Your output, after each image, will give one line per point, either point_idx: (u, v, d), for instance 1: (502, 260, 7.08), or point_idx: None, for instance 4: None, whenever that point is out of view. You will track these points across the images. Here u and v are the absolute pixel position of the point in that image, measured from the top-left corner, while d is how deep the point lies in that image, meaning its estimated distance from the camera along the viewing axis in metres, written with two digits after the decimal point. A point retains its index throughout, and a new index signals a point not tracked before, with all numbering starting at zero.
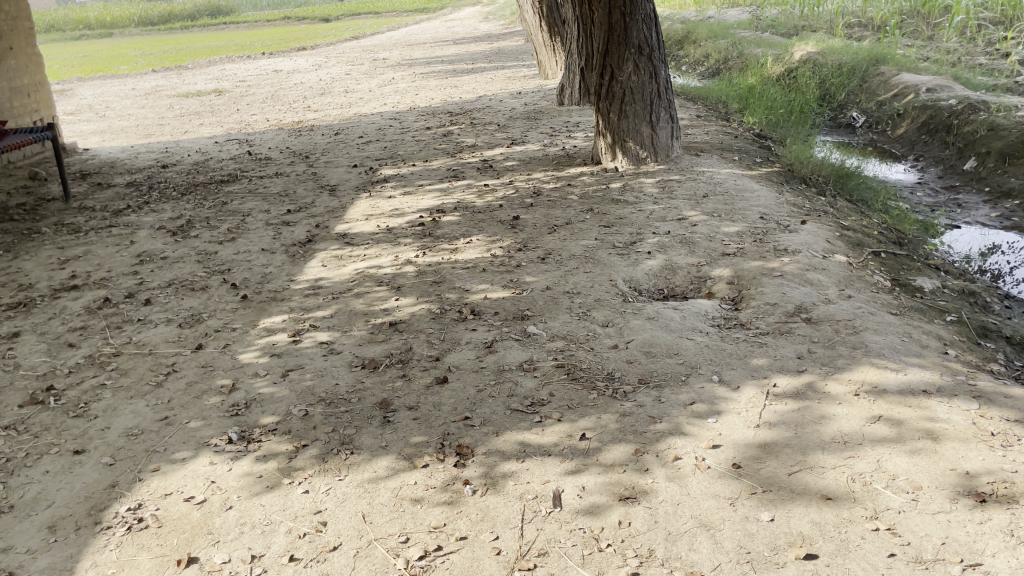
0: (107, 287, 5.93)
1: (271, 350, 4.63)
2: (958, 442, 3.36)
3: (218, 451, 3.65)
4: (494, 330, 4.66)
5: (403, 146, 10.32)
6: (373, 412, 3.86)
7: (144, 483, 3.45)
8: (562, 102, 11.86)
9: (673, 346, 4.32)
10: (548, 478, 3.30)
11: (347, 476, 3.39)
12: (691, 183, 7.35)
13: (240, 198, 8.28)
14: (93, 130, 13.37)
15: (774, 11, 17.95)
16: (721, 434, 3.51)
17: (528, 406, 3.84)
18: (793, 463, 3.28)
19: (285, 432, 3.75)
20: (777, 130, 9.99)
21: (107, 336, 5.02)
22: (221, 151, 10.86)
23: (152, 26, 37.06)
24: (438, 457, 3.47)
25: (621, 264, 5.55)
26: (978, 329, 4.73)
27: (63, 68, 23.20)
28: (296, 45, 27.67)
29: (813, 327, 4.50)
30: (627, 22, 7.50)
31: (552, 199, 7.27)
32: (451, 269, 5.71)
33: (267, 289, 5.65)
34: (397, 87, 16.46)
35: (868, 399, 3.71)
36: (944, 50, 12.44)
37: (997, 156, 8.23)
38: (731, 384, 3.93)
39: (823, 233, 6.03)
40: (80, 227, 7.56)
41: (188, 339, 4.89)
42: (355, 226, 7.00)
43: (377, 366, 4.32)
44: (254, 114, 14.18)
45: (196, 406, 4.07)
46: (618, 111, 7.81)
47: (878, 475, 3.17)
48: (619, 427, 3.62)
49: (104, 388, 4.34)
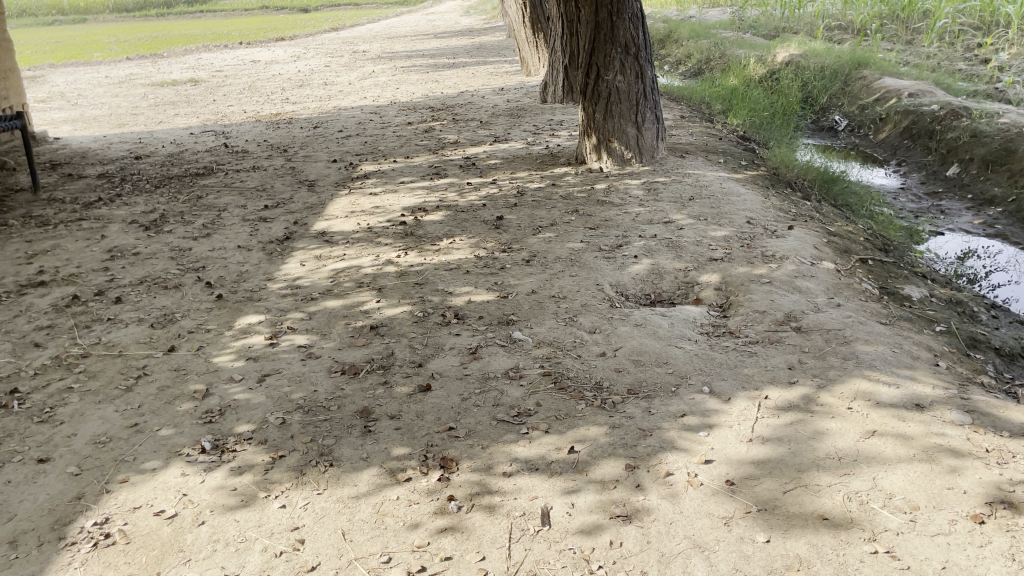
0: (76, 284, 5.72)
1: (247, 354, 4.47)
2: (954, 459, 3.30)
3: (191, 461, 3.49)
4: (478, 336, 4.54)
5: (384, 141, 10.15)
6: (353, 421, 3.73)
7: (111, 496, 3.28)
8: (545, 99, 11.74)
9: (662, 354, 4.23)
10: (537, 494, 3.19)
11: (325, 490, 3.26)
12: (677, 186, 7.27)
13: (216, 193, 8.08)
14: (64, 119, 13.02)
15: (755, 12, 17.93)
16: (713, 448, 3.42)
17: (514, 416, 3.72)
18: (787, 480, 3.20)
19: (261, 442, 3.61)
20: (761, 132, 9.95)
21: (76, 336, 4.83)
22: (196, 142, 10.64)
23: (127, 12, 36.48)
24: (421, 470, 3.35)
25: (607, 268, 5.46)
26: (967, 340, 4.68)
27: (36, 54, 22.74)
28: (274, 36, 27.32)
29: (804, 336, 4.42)
30: (615, 21, 7.42)
31: (537, 199, 7.16)
32: (434, 271, 5.58)
33: (243, 288, 5.48)
34: (377, 80, 16.24)
35: (862, 413, 3.64)
36: (924, 55, 12.46)
37: (980, 163, 8.22)
38: (722, 395, 3.84)
39: (811, 239, 5.97)
40: (49, 220, 7.31)
41: (159, 340, 4.72)
42: (335, 224, 6.83)
43: (357, 372, 4.17)
44: (231, 104, 13.94)
45: (168, 413, 3.90)
46: (604, 111, 7.69)
47: (875, 494, 3.10)
48: (608, 440, 3.52)
49: (71, 392, 4.16)
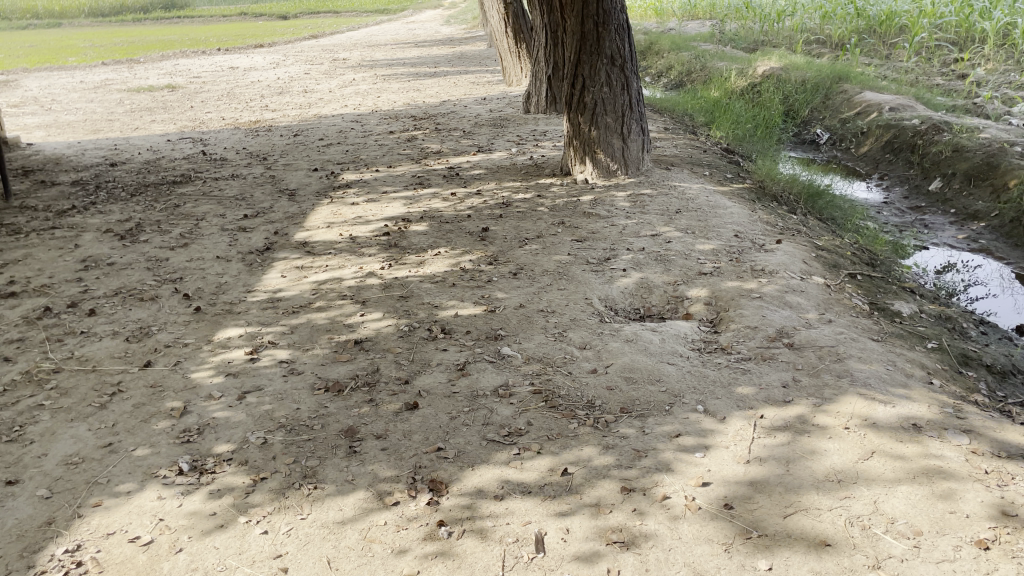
0: (48, 295, 5.54)
1: (227, 369, 4.32)
2: (955, 481, 3.24)
3: (168, 484, 3.34)
4: (466, 351, 4.43)
5: (366, 150, 10.02)
6: (337, 442, 3.60)
7: (83, 521, 3.13)
8: (528, 109, 11.70)
9: (654, 372, 4.15)
10: (530, 519, 3.08)
11: (310, 515, 3.13)
12: (664, 198, 7.21)
13: (194, 201, 7.91)
14: (38, 124, 12.77)
15: (734, 26, 18.03)
16: (710, 470, 3.34)
17: (505, 436, 3.62)
18: (786, 504, 3.12)
19: (242, 462, 3.47)
20: (743, 145, 9.95)
21: (47, 350, 4.66)
22: (174, 149, 10.45)
23: (104, 17, 35.99)
24: (410, 494, 3.23)
25: (596, 281, 5.37)
26: (959, 356, 4.63)
27: (8, 58, 22.27)
28: (252, 42, 27.07)
29: (797, 353, 4.35)
30: (601, 32, 7.32)
31: (522, 211, 7.07)
32: (419, 283, 5.46)
33: (222, 300, 5.33)
34: (359, 88, 16.12)
35: (858, 433, 3.57)
36: (903, 69, 12.54)
37: (962, 178, 8.24)
38: (717, 415, 3.76)
39: (800, 254, 5.92)
40: (21, 228, 7.12)
41: (135, 354, 4.56)
42: (316, 234, 6.69)
43: (342, 389, 4.04)
44: (209, 111, 13.75)
45: (143, 432, 3.75)
46: (590, 122, 7.60)
47: (877, 518, 3.02)
48: (603, 461, 3.42)
49: (42, 409, 3.99)
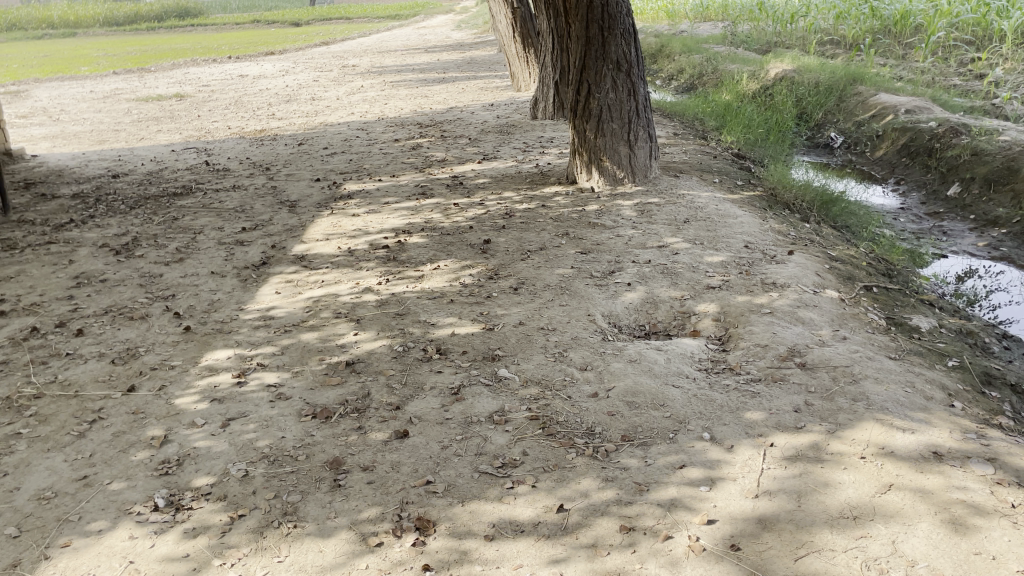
0: (37, 314, 5.41)
1: (213, 394, 4.15)
2: (981, 518, 3.00)
3: (141, 521, 3.17)
4: (461, 373, 4.24)
5: (370, 159, 9.87)
6: (322, 474, 3.42)
7: (49, 564, 2.96)
8: (535, 116, 11.52)
9: (659, 395, 3.94)
10: (522, 563, 2.88)
11: (288, 558, 2.94)
12: (671, 208, 7.00)
13: (192, 214, 7.76)
14: (44, 135, 12.69)
15: (747, 27, 17.77)
16: (716, 506, 3.13)
17: (498, 468, 3.42)
18: (798, 544, 2.90)
19: (221, 497, 3.30)
20: (755, 149, 9.70)
21: (30, 374, 4.51)
22: (177, 160, 10.34)
23: (117, 26, 35.93)
24: (395, 534, 3.04)
25: (600, 296, 5.17)
26: (981, 375, 4.38)
27: (22, 68, 22.33)
28: (265, 49, 27.03)
29: (809, 374, 4.12)
30: (606, 37, 7.08)
31: (525, 221, 6.88)
32: (416, 300, 5.27)
33: (213, 319, 5.17)
34: (367, 95, 15.99)
35: (875, 463, 3.35)
36: (919, 70, 12.25)
37: (982, 182, 7.96)
38: (724, 443, 3.54)
39: (812, 265, 5.69)
40: (17, 243, 7.00)
41: (120, 378, 4.40)
42: (314, 248, 6.53)
43: (330, 416, 3.86)
44: (216, 120, 13.66)
45: (121, 463, 3.58)
46: (595, 130, 7.41)
47: (895, 561, 2.81)
48: (601, 497, 3.22)
49: (18, 438, 3.84)
